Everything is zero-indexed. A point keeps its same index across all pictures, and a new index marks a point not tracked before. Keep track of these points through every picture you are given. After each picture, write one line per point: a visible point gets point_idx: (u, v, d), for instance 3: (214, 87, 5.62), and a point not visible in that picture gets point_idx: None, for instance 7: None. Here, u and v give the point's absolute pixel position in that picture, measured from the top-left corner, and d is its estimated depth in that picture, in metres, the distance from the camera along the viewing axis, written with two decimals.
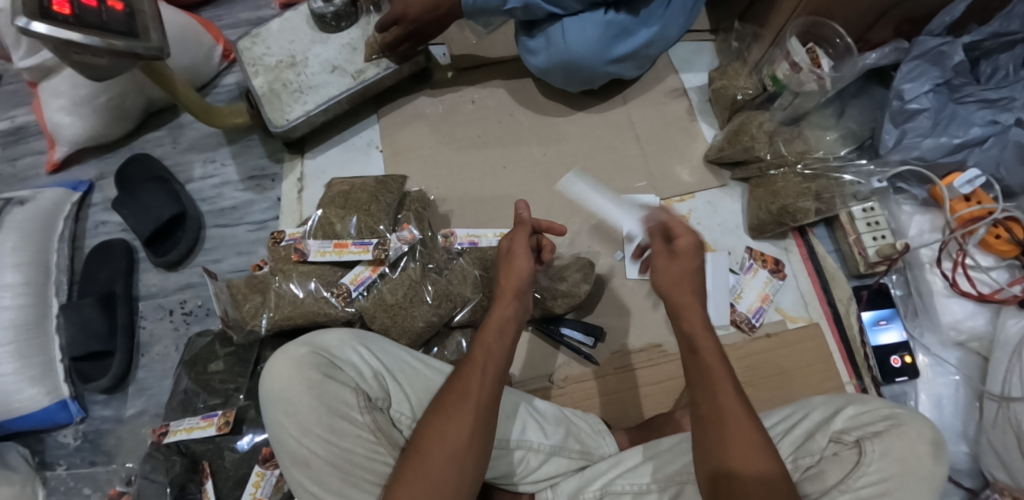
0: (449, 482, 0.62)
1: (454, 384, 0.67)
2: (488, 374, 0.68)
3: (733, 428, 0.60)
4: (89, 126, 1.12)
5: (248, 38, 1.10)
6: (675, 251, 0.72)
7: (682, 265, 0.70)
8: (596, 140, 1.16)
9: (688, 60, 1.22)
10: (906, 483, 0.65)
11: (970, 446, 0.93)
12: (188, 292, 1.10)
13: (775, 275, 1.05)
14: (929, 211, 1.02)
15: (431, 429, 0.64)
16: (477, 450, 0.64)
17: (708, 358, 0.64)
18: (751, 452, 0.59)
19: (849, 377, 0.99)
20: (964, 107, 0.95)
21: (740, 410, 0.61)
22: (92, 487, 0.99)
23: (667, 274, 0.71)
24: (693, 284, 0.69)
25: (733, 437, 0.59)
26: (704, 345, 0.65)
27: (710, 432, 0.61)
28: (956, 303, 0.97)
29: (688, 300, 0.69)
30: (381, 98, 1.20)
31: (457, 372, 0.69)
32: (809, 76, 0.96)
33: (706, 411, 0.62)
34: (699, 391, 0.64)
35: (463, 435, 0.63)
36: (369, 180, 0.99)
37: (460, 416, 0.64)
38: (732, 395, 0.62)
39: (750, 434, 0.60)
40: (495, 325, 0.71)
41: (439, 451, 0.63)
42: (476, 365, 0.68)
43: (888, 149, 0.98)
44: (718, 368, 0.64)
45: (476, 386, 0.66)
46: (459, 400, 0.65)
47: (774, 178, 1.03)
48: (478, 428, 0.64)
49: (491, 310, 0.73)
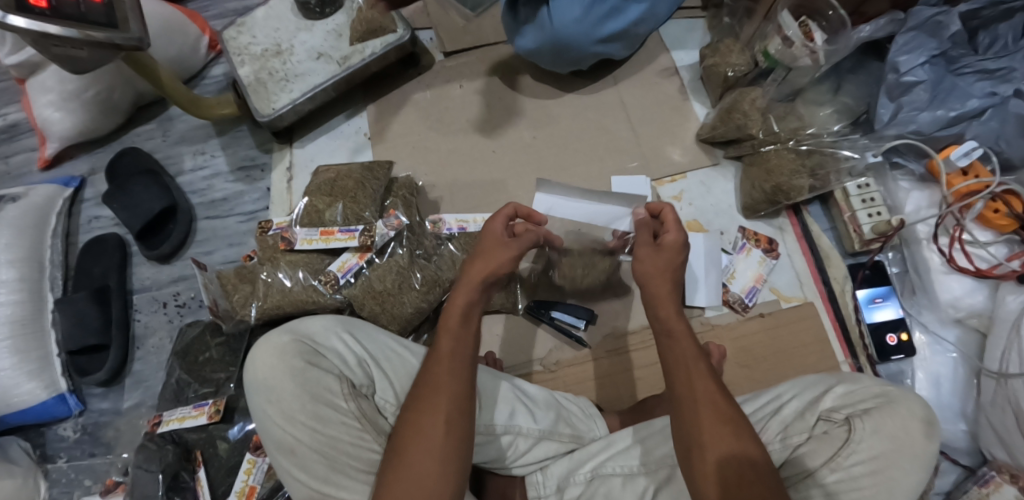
0: (431, 476, 0.61)
1: (424, 379, 0.67)
2: (458, 363, 0.68)
3: (707, 407, 0.61)
4: (78, 121, 1.11)
5: (233, 27, 1.09)
6: (661, 245, 0.76)
7: (668, 257, 0.74)
8: (586, 123, 1.14)
9: (680, 39, 1.20)
10: (897, 460, 0.65)
11: (968, 424, 0.92)
12: (181, 284, 1.10)
13: (769, 254, 1.03)
14: (927, 187, 1.00)
15: (408, 426, 0.64)
16: (456, 441, 0.63)
17: (680, 344, 0.67)
18: (727, 434, 0.60)
19: (844, 355, 0.98)
20: (962, 79, 0.93)
21: (715, 394, 0.62)
22: (92, 479, 1.00)
23: (651, 264, 0.74)
24: (672, 275, 0.73)
25: (708, 414, 0.61)
26: (677, 330, 0.68)
27: (686, 417, 0.62)
28: (955, 280, 0.95)
29: (662, 289, 0.71)
30: (368, 85, 1.19)
31: (427, 366, 0.68)
32: (802, 50, 0.94)
33: (681, 396, 0.63)
34: (674, 375, 0.65)
35: (439, 427, 0.63)
36: (355, 168, 0.98)
37: (433, 409, 0.64)
38: (709, 381, 0.63)
39: (727, 416, 0.61)
40: (459, 310, 0.71)
41: (417, 449, 0.63)
42: (443, 357, 0.68)
43: (883, 125, 0.96)
44: (690, 352, 0.66)
45: (446, 378, 0.66)
46: (432, 394, 0.65)
47: (767, 155, 1.01)
48: (454, 417, 0.64)
49: (453, 296, 0.73)
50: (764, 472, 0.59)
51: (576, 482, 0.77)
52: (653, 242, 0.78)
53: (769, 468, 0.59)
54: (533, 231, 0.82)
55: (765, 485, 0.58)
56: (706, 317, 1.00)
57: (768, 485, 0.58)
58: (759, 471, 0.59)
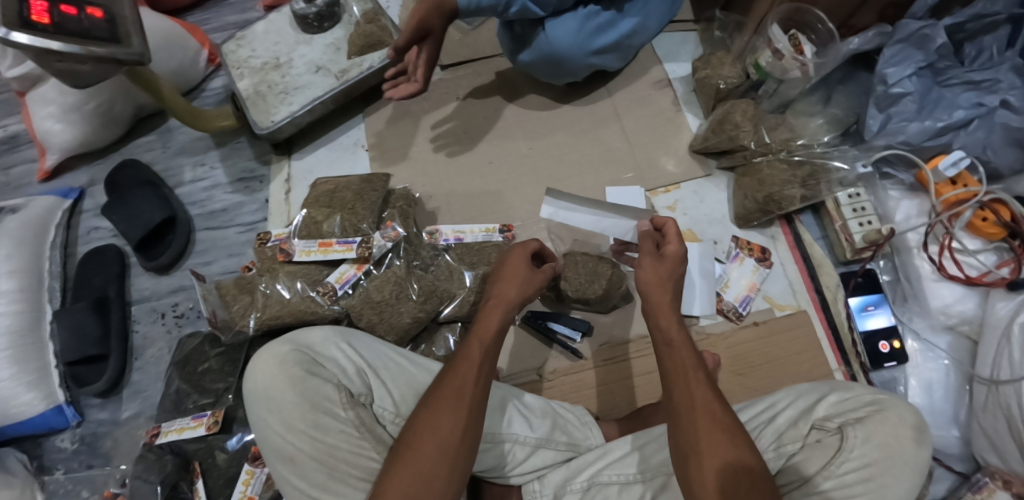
0: (439, 479, 0.63)
1: (447, 382, 0.68)
2: (483, 375, 0.69)
3: (703, 415, 0.62)
4: (78, 133, 1.12)
5: (233, 41, 1.11)
6: (663, 256, 0.77)
7: (667, 267, 0.75)
8: (582, 134, 1.16)
9: (673, 51, 1.22)
10: (889, 467, 0.65)
11: (961, 430, 0.93)
12: (180, 295, 1.11)
13: (762, 263, 1.04)
14: (916, 196, 1.02)
15: (422, 426, 0.65)
16: (468, 447, 0.65)
17: (679, 352, 0.68)
18: (723, 442, 0.61)
19: (838, 363, 0.99)
20: (949, 90, 0.95)
21: (711, 401, 0.63)
22: (89, 490, 1.00)
23: (652, 272, 0.75)
24: (672, 285, 0.73)
25: (705, 420, 0.62)
26: (676, 339, 0.69)
27: (685, 425, 0.63)
28: (946, 287, 0.96)
29: (665, 298, 0.72)
30: (367, 98, 1.20)
31: (450, 368, 0.69)
32: (793, 62, 0.95)
33: (679, 403, 0.64)
34: (673, 382, 0.67)
35: (456, 431, 0.65)
36: (354, 179, 1.00)
37: (455, 414, 0.65)
38: (705, 389, 0.64)
39: (723, 423, 0.62)
40: (493, 327, 0.73)
41: (433, 451, 0.64)
42: (473, 364, 0.69)
43: (872, 134, 0.98)
44: (688, 361, 0.67)
45: (470, 385, 0.68)
46: (454, 398, 0.66)
47: (760, 166, 1.03)
48: (470, 425, 0.66)
49: (487, 313, 0.74)
50: (760, 480, 0.59)
51: (573, 490, 0.78)
52: (656, 252, 0.79)
53: (766, 475, 0.60)
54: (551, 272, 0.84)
55: (761, 492, 0.58)
56: (701, 325, 1.01)
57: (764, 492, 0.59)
58: (756, 479, 0.59)
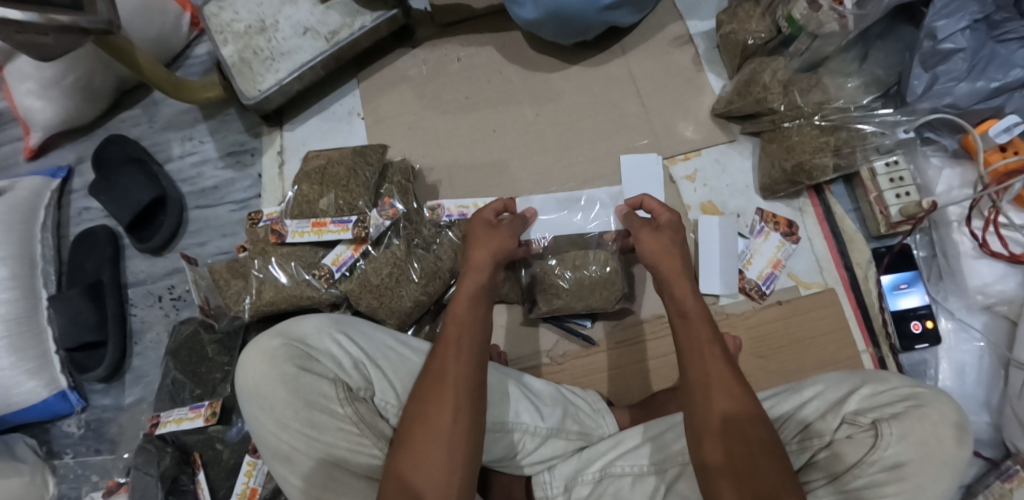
0: (437, 466, 0.59)
1: (431, 366, 0.66)
2: (463, 349, 0.67)
3: (717, 390, 0.59)
4: (61, 109, 1.05)
5: (214, 2, 1.01)
6: (659, 225, 0.79)
7: (669, 237, 0.76)
8: (593, 98, 1.07)
9: (694, 4, 1.10)
10: (926, 467, 0.61)
11: (993, 415, 0.89)
12: (175, 277, 1.07)
13: (788, 238, 0.97)
14: (959, 164, 0.94)
15: (413, 417, 0.63)
16: (465, 430, 0.62)
17: (694, 324, 0.65)
18: (737, 419, 0.58)
19: (866, 345, 0.94)
20: (1004, 46, 0.85)
21: (729, 377, 0.60)
22: (99, 475, 1.00)
23: (654, 243, 0.76)
24: (677, 250, 0.75)
25: (718, 390, 0.59)
26: (692, 311, 0.67)
27: (697, 397, 0.60)
28: (985, 265, 0.90)
29: (673, 271, 0.72)
30: (361, 62, 1.12)
31: (433, 354, 0.67)
32: (830, 15, 0.83)
33: (694, 381, 0.61)
34: (687, 360, 0.63)
35: (446, 416, 0.62)
36: (346, 152, 0.93)
37: (440, 397, 0.63)
38: (720, 363, 0.61)
39: (738, 400, 0.59)
40: (466, 297, 0.73)
41: (425, 438, 0.61)
42: (450, 343, 0.67)
43: (916, 97, 0.88)
44: (704, 334, 0.64)
45: (453, 365, 0.65)
46: (438, 383, 0.64)
47: (788, 132, 0.94)
48: (461, 405, 0.62)
49: (461, 282, 0.75)
50: (777, 459, 0.56)
51: (584, 482, 0.75)
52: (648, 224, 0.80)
53: (779, 446, 0.57)
54: (520, 221, 0.86)
55: (779, 471, 0.55)
56: (721, 305, 0.97)
57: (781, 469, 0.55)
58: (772, 454, 0.56)
